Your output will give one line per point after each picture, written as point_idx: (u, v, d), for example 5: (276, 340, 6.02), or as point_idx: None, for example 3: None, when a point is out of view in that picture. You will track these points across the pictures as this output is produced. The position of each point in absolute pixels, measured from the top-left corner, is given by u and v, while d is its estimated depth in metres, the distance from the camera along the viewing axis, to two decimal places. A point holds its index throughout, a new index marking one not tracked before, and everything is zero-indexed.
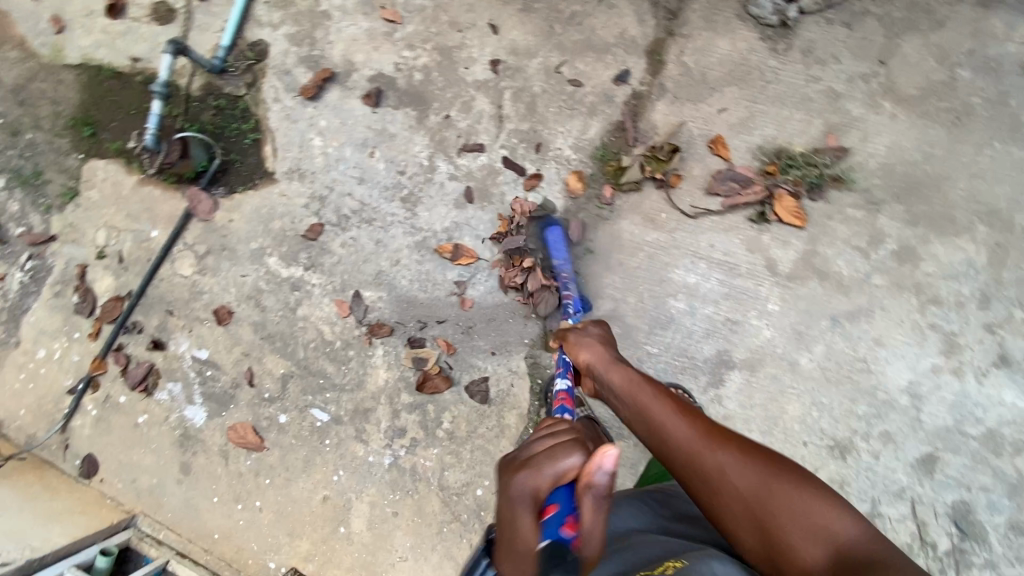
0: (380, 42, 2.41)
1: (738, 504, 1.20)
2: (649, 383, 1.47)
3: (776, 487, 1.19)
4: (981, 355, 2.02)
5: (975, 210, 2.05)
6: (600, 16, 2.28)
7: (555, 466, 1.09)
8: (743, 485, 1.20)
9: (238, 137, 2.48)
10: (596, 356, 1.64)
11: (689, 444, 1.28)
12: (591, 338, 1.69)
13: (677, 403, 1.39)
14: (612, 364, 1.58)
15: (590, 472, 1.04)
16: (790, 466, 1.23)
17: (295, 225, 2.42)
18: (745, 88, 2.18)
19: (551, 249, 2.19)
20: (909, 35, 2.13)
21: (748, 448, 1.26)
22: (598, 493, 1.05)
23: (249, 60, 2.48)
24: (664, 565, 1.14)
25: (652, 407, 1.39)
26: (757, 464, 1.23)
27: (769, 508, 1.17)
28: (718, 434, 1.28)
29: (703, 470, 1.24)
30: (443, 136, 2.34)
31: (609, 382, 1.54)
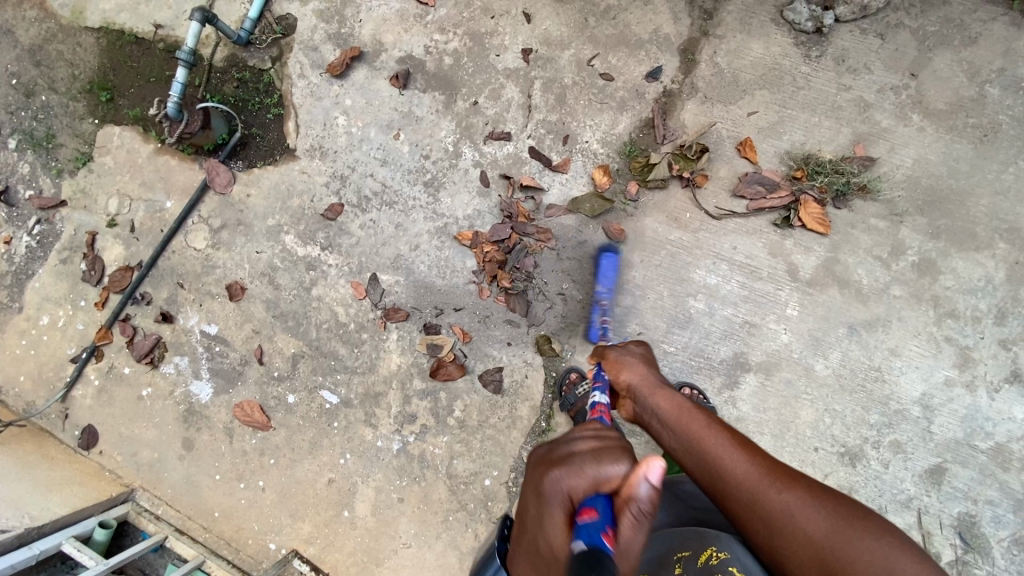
0: (411, 24, 2.39)
1: (805, 549, 1.13)
2: (702, 413, 1.41)
3: (851, 533, 1.11)
4: (994, 370, 2.04)
5: (996, 226, 2.07)
6: (635, 11, 2.27)
7: (601, 471, 1.03)
8: (810, 529, 1.14)
9: (260, 111, 2.45)
10: (640, 378, 1.56)
11: (750, 482, 1.24)
12: (636, 361, 1.62)
13: (734, 436, 1.34)
14: (658, 389, 1.51)
15: (634, 482, 0.99)
16: (870, 513, 1.14)
17: (314, 204, 2.39)
18: (776, 93, 2.18)
19: (600, 276, 2.22)
20: (941, 50, 2.13)
21: (814, 489, 1.20)
22: (642, 507, 0.99)
23: (276, 34, 2.45)
24: (705, 554, 1.28)
25: (707, 440, 1.33)
26: (829, 507, 1.16)
27: (841, 554, 1.09)
28: (782, 475, 1.23)
29: (767, 510, 1.19)
30: (470, 123, 2.33)
31: (658, 407, 1.48)
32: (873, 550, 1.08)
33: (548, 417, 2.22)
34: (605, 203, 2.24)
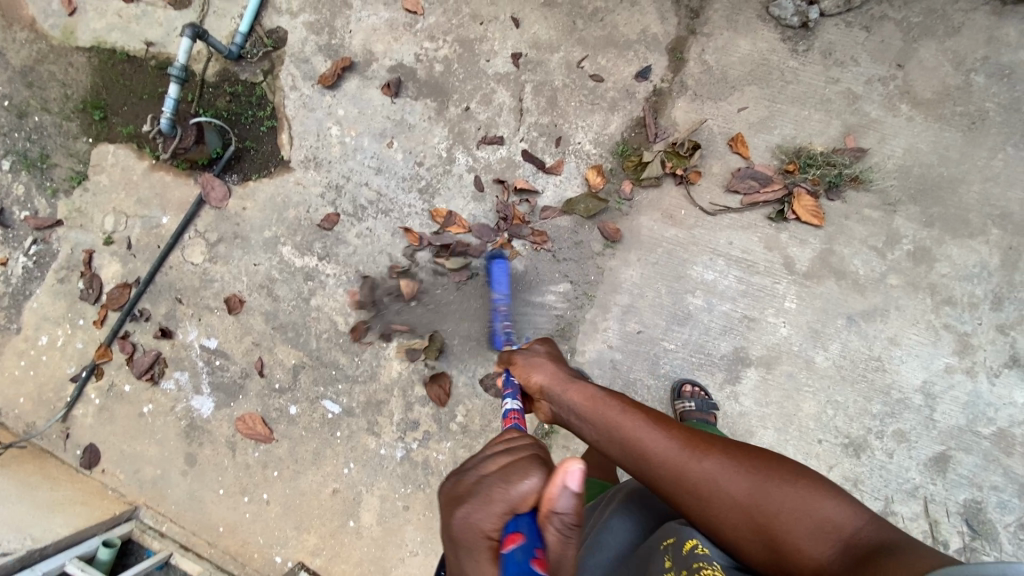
0: (401, 33, 2.40)
1: (733, 512, 1.20)
2: (614, 398, 1.42)
3: (770, 486, 1.21)
4: (993, 356, 2.05)
5: (989, 212, 2.09)
6: (623, 13, 2.29)
7: (515, 494, 0.91)
8: (735, 491, 1.22)
9: (253, 124, 2.46)
10: (550, 375, 1.51)
11: (674, 459, 1.28)
12: (541, 359, 1.56)
13: (649, 414, 1.38)
14: (570, 383, 1.47)
15: (554, 497, 0.88)
16: (780, 461, 1.26)
17: (310, 214, 2.39)
18: (765, 88, 2.20)
19: (494, 283, 2.21)
20: (925, 41, 2.16)
21: (729, 449, 1.29)
22: (566, 519, 0.89)
23: (267, 47, 2.47)
24: (689, 544, 1.20)
25: (623, 425, 1.36)
26: (745, 466, 1.25)
27: (766, 507, 1.19)
28: (697, 443, 1.31)
29: (695, 484, 1.25)
30: (463, 129, 2.34)
31: (571, 402, 1.45)
32: (789, 495, 1.20)
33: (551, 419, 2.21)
34: (600, 203, 2.25)
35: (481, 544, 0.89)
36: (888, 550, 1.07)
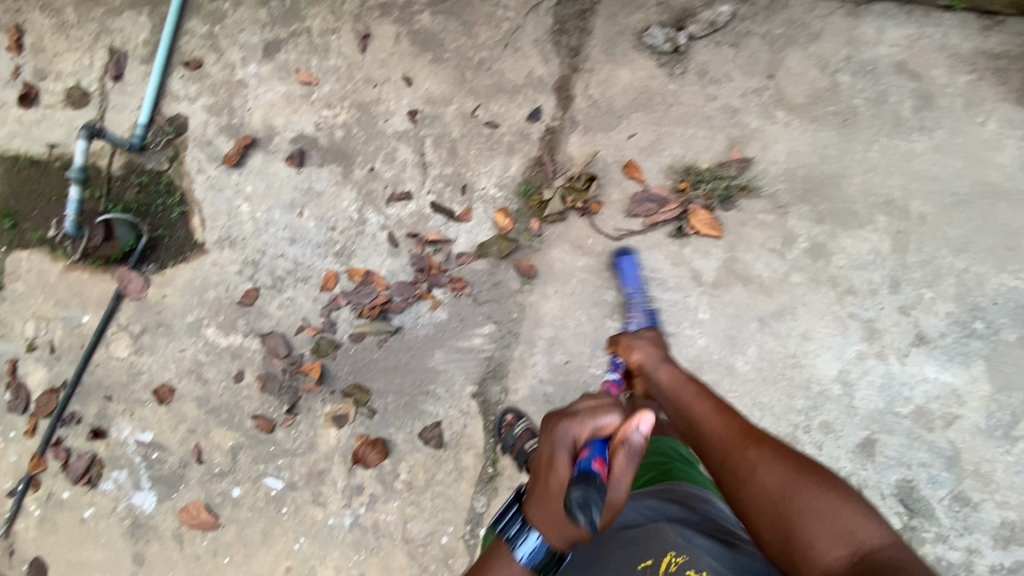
0: (298, 105, 2.46)
1: (761, 499, 1.25)
2: (695, 384, 1.67)
3: (805, 489, 1.22)
4: (900, 337, 2.13)
5: (874, 202, 2.18)
6: (507, 59, 2.39)
7: (596, 420, 1.31)
8: (767, 481, 1.27)
9: (164, 211, 2.47)
10: (647, 356, 1.95)
11: (725, 441, 1.40)
12: (641, 342, 2.02)
13: (722, 405, 1.55)
14: (659, 364, 1.87)
15: (628, 430, 1.19)
16: (825, 472, 1.25)
17: (230, 293, 2.40)
18: (650, 113, 2.30)
19: (624, 279, 2.24)
20: (790, 49, 2.26)
21: (783, 450, 1.32)
22: (632, 451, 1.19)
23: (168, 135, 2.50)
24: (666, 560, 1.24)
25: (697, 406, 1.57)
26: (791, 466, 1.28)
27: (795, 504, 1.21)
28: (755, 435, 1.37)
29: (733, 465, 1.34)
30: (370, 189, 2.39)
31: (662, 381, 1.80)
32: (822, 501, 1.19)
33: (493, 463, 2.22)
34: (511, 243, 2.31)
35: (564, 449, 1.31)
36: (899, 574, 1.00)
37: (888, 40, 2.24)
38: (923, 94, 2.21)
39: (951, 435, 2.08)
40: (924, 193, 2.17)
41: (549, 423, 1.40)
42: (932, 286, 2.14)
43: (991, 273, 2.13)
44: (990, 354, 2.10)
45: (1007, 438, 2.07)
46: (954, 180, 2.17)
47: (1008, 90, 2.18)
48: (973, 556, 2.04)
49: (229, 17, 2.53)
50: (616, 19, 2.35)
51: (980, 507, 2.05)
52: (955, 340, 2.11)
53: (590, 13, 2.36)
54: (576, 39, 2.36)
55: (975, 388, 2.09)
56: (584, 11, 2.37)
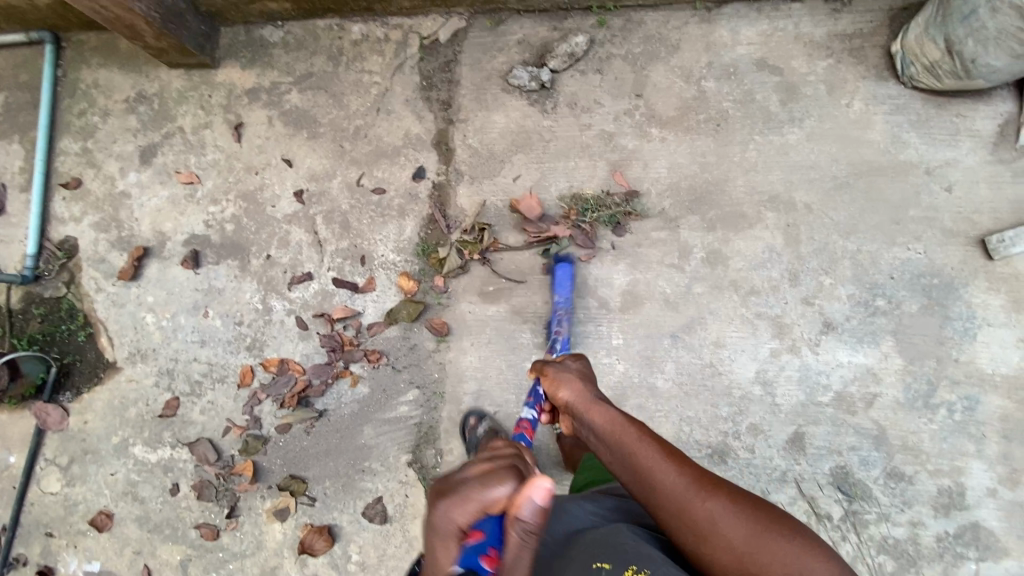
0: (185, 206, 2.43)
1: (726, 555, 1.17)
2: (632, 425, 1.40)
3: (766, 540, 1.17)
4: (808, 328, 2.16)
5: (759, 200, 2.21)
6: (382, 123, 2.38)
7: (485, 492, 0.96)
8: (733, 537, 1.18)
9: (70, 336, 2.43)
10: (577, 395, 1.53)
11: (681, 496, 1.24)
12: (569, 376, 1.58)
13: (664, 446, 1.34)
14: (593, 405, 1.48)
15: (521, 505, 0.94)
16: (778, 513, 1.22)
17: (151, 407, 2.37)
18: (530, 153, 2.32)
19: (556, 285, 2.21)
20: (653, 65, 2.29)
21: (738, 498, 1.24)
22: (528, 527, 0.95)
23: (60, 259, 2.46)
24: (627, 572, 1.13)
25: (639, 451, 1.33)
26: (748, 513, 1.21)
27: (757, 556, 1.16)
28: (707, 481, 1.26)
29: (693, 522, 1.21)
30: (271, 276, 2.36)
31: (596, 425, 1.44)
32: (782, 551, 1.15)
33: None
34: (418, 304, 2.29)
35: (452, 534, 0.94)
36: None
37: (744, 39, 2.27)
38: (787, 86, 2.24)
39: (874, 414, 2.11)
40: (805, 182, 2.21)
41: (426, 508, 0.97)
42: (829, 272, 2.17)
43: (883, 249, 2.16)
44: (896, 328, 2.13)
45: (927, 407, 2.10)
46: (831, 165, 2.20)
47: (866, 68, 2.22)
48: (917, 528, 2.07)
49: (101, 130, 2.50)
50: (481, 65, 2.36)
51: (915, 479, 2.08)
52: (862, 320, 2.14)
53: (454, 63, 2.37)
54: (445, 91, 2.37)
55: (888, 364, 2.12)
56: (448, 62, 2.37)
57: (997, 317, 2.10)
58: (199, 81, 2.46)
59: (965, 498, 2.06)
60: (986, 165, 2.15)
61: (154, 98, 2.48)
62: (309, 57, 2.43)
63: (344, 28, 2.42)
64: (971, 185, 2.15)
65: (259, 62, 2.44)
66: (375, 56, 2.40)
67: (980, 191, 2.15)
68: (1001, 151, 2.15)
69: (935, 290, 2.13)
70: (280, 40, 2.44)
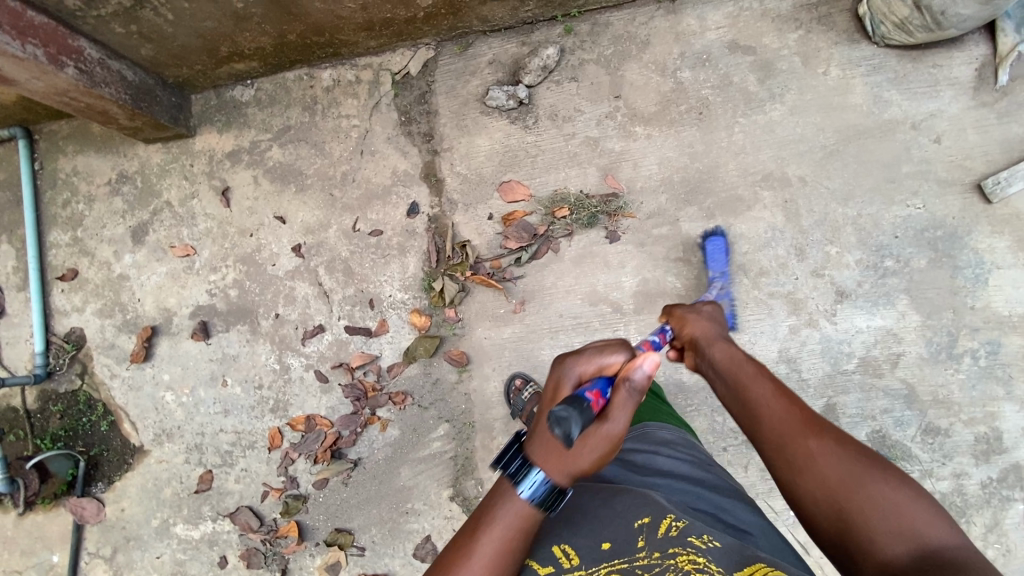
0: (184, 278, 2.41)
1: (820, 488, 1.15)
2: (754, 362, 1.42)
3: (870, 482, 1.11)
4: (822, 299, 2.17)
5: (753, 180, 2.22)
6: (368, 165, 2.37)
7: (602, 359, 1.24)
8: (830, 472, 1.15)
9: (92, 427, 2.42)
10: (704, 331, 1.55)
11: (782, 427, 1.25)
12: (698, 314, 1.60)
13: (778, 385, 1.35)
14: (718, 340, 1.51)
15: (631, 367, 1.14)
16: (892, 465, 1.15)
17: (185, 484, 2.35)
18: (519, 171, 2.32)
19: (710, 260, 2.18)
20: (627, 65, 2.28)
21: (844, 441, 1.20)
22: (635, 387, 1.14)
23: (70, 352, 2.44)
24: (665, 523, 1.11)
25: (752, 385, 1.36)
26: (854, 456, 1.16)
27: (852, 498, 1.11)
28: (816, 423, 1.24)
29: (794, 454, 1.21)
30: (283, 334, 2.35)
31: (714, 357, 1.48)
32: (880, 494, 1.10)
33: None
34: (433, 339, 2.28)
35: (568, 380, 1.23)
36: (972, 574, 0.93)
37: (712, 24, 2.26)
38: (762, 64, 2.24)
39: (900, 373, 2.12)
40: (796, 156, 2.21)
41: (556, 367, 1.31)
42: (835, 241, 2.17)
43: (883, 210, 2.17)
44: (908, 285, 2.14)
45: (951, 358, 2.11)
46: (819, 135, 2.20)
47: (837, 33, 2.22)
48: (961, 479, 2.08)
49: (88, 217, 2.48)
50: (456, 91, 2.35)
51: (951, 431, 2.09)
52: (874, 284, 2.15)
53: (429, 94, 2.36)
54: (425, 123, 2.37)
55: (906, 322, 2.13)
56: (424, 94, 2.37)
57: (1005, 259, 2.12)
58: (178, 152, 2.44)
59: (1003, 441, 2.08)
60: (970, 110, 2.16)
61: (136, 176, 2.46)
62: (284, 111, 2.41)
63: (314, 76, 2.39)
64: (958, 132, 2.17)
65: (235, 124, 2.42)
66: (350, 99, 2.38)
67: (967, 137, 2.16)
68: (981, 95, 2.16)
69: (941, 242, 2.14)
70: (251, 98, 2.42)
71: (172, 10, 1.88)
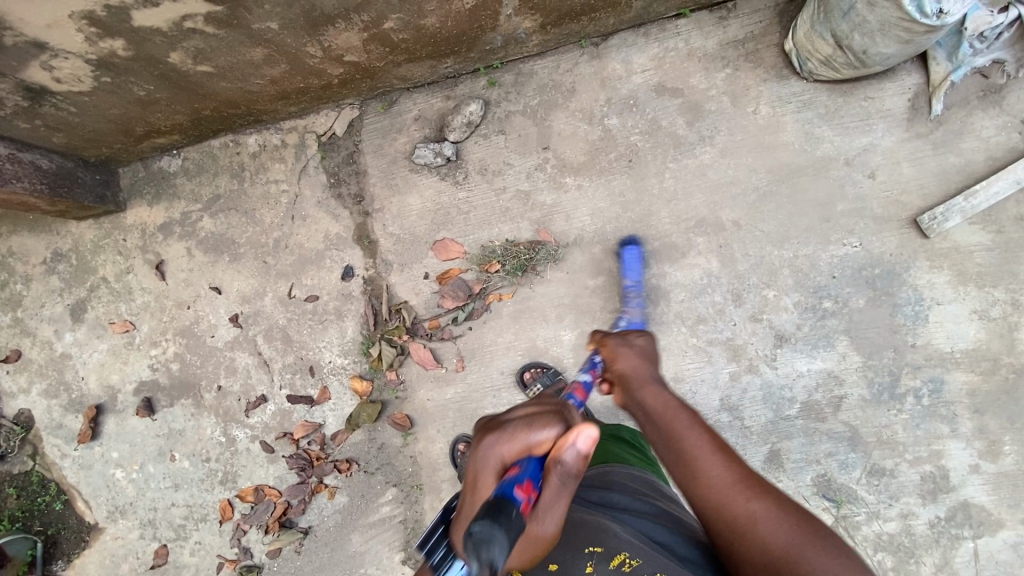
0: (126, 355, 2.40)
1: (761, 557, 1.05)
2: (689, 410, 1.33)
3: (816, 552, 1.02)
4: (762, 344, 2.14)
5: (686, 226, 2.18)
6: (301, 230, 2.34)
7: (529, 435, 1.11)
8: (772, 539, 1.06)
9: (48, 507, 2.43)
10: (635, 369, 1.49)
11: (719, 487, 1.16)
12: (631, 351, 1.56)
13: (715, 438, 1.25)
14: (650, 382, 1.44)
15: (563, 447, 1.05)
16: (843, 541, 1.05)
17: (142, 559, 2.37)
18: (452, 228, 2.28)
19: (626, 268, 2.15)
20: (553, 114, 2.24)
21: (787, 505, 1.12)
22: (566, 469, 1.05)
23: (20, 434, 2.44)
24: (617, 558, 1.17)
25: (688, 440, 1.25)
26: (795, 523, 1.08)
27: (798, 570, 1.01)
28: (756, 482, 1.16)
29: (732, 517, 1.11)
30: (226, 406, 2.35)
31: (644, 401, 1.40)
32: (829, 571, 0.99)
33: None
34: (375, 404, 2.26)
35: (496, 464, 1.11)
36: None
37: (638, 67, 2.21)
38: (690, 106, 2.18)
39: (844, 416, 2.10)
40: (729, 200, 2.16)
41: (478, 437, 1.16)
42: (772, 285, 2.14)
43: (819, 250, 2.13)
44: (848, 326, 2.11)
45: (894, 398, 2.09)
46: (751, 176, 2.16)
47: (765, 69, 2.16)
48: (909, 520, 2.07)
49: (27, 297, 2.47)
50: (383, 150, 2.31)
51: (897, 472, 2.08)
52: (813, 326, 2.12)
53: (357, 154, 2.32)
54: (355, 184, 2.33)
55: (848, 364, 2.10)
56: (351, 154, 2.33)
57: (945, 294, 2.08)
58: (110, 227, 2.42)
59: (949, 480, 2.06)
60: (905, 142, 2.11)
61: (71, 254, 2.44)
62: (212, 179, 2.38)
63: (239, 143, 2.36)
64: (893, 166, 2.11)
65: (164, 195, 2.40)
66: (277, 164, 2.35)
67: (902, 170, 2.11)
68: (916, 126, 2.10)
69: (879, 280, 2.10)
70: (179, 168, 2.39)
71: (73, 103, 1.87)
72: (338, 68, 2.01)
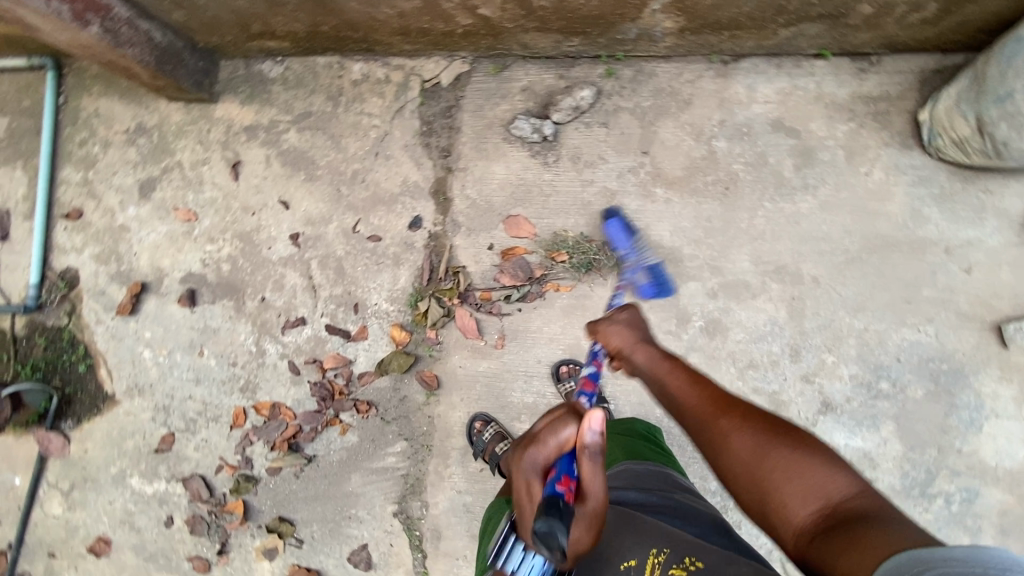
0: (182, 243, 2.42)
1: (737, 465, 1.17)
2: (669, 359, 1.44)
3: (777, 450, 1.13)
4: (806, 407, 2.09)
5: (763, 270, 2.12)
6: (380, 168, 2.33)
7: (557, 437, 1.16)
8: (743, 448, 1.17)
9: (72, 366, 2.48)
10: (624, 339, 1.54)
11: (700, 413, 1.29)
12: (619, 322, 1.56)
13: (695, 375, 1.38)
14: (638, 344, 1.51)
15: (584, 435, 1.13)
16: (802, 435, 1.16)
17: (147, 441, 2.42)
18: (529, 207, 2.25)
19: (613, 242, 2.14)
20: (662, 121, 2.18)
21: (755, 415, 1.23)
22: (594, 453, 1.13)
23: (62, 289, 2.48)
24: (648, 562, 1.16)
25: (671, 384, 1.38)
26: (764, 429, 1.19)
27: (767, 469, 1.12)
28: (724, 400, 1.28)
29: (711, 438, 1.24)
30: (264, 318, 2.36)
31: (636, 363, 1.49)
32: (790, 460, 1.11)
33: None
34: (408, 357, 2.26)
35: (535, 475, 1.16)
36: (869, 524, 0.94)
37: (761, 97, 2.13)
38: (802, 150, 2.11)
39: None
40: (815, 255, 2.10)
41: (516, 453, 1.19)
42: (833, 350, 2.08)
43: (891, 329, 2.06)
44: (898, 412, 2.06)
45: (924, 496, 2.03)
46: (845, 238, 2.09)
47: (890, 134, 2.08)
48: None
49: (101, 161, 2.49)
50: (482, 112, 2.27)
51: None
52: (862, 403, 2.07)
53: (455, 108, 2.29)
54: (445, 138, 2.30)
55: (887, 450, 2.06)
56: (450, 107, 2.29)
57: (1006, 408, 2.01)
58: (198, 115, 2.42)
59: None
60: (1012, 246, 2.02)
61: (154, 131, 2.45)
62: (308, 95, 2.36)
63: (344, 66, 2.34)
64: (993, 267, 2.03)
65: (258, 98, 2.39)
66: (375, 98, 2.32)
67: (1001, 274, 2.02)
68: None
69: (943, 376, 2.04)
70: (278, 76, 2.37)
71: None
72: (468, 19, 1.97)
